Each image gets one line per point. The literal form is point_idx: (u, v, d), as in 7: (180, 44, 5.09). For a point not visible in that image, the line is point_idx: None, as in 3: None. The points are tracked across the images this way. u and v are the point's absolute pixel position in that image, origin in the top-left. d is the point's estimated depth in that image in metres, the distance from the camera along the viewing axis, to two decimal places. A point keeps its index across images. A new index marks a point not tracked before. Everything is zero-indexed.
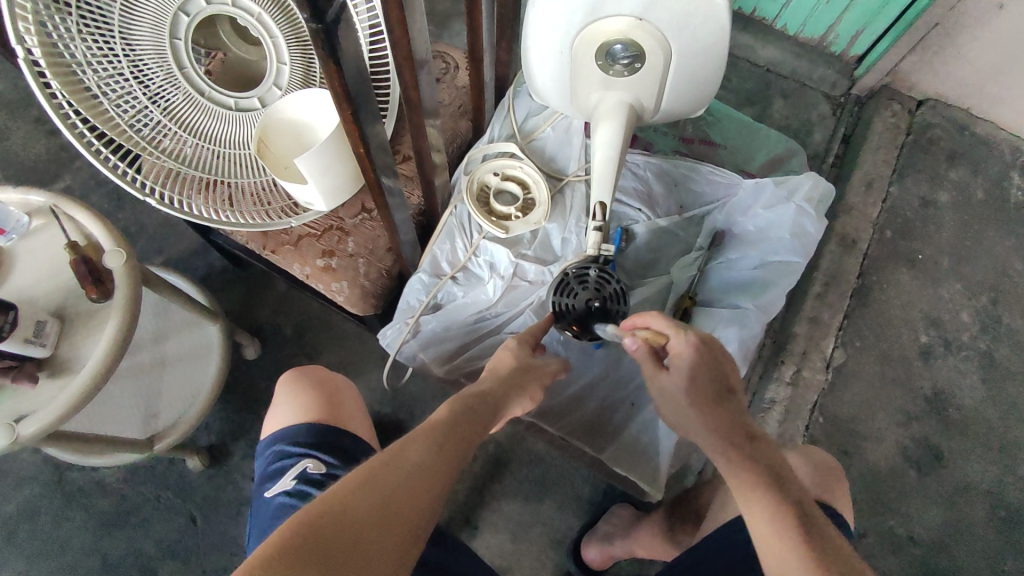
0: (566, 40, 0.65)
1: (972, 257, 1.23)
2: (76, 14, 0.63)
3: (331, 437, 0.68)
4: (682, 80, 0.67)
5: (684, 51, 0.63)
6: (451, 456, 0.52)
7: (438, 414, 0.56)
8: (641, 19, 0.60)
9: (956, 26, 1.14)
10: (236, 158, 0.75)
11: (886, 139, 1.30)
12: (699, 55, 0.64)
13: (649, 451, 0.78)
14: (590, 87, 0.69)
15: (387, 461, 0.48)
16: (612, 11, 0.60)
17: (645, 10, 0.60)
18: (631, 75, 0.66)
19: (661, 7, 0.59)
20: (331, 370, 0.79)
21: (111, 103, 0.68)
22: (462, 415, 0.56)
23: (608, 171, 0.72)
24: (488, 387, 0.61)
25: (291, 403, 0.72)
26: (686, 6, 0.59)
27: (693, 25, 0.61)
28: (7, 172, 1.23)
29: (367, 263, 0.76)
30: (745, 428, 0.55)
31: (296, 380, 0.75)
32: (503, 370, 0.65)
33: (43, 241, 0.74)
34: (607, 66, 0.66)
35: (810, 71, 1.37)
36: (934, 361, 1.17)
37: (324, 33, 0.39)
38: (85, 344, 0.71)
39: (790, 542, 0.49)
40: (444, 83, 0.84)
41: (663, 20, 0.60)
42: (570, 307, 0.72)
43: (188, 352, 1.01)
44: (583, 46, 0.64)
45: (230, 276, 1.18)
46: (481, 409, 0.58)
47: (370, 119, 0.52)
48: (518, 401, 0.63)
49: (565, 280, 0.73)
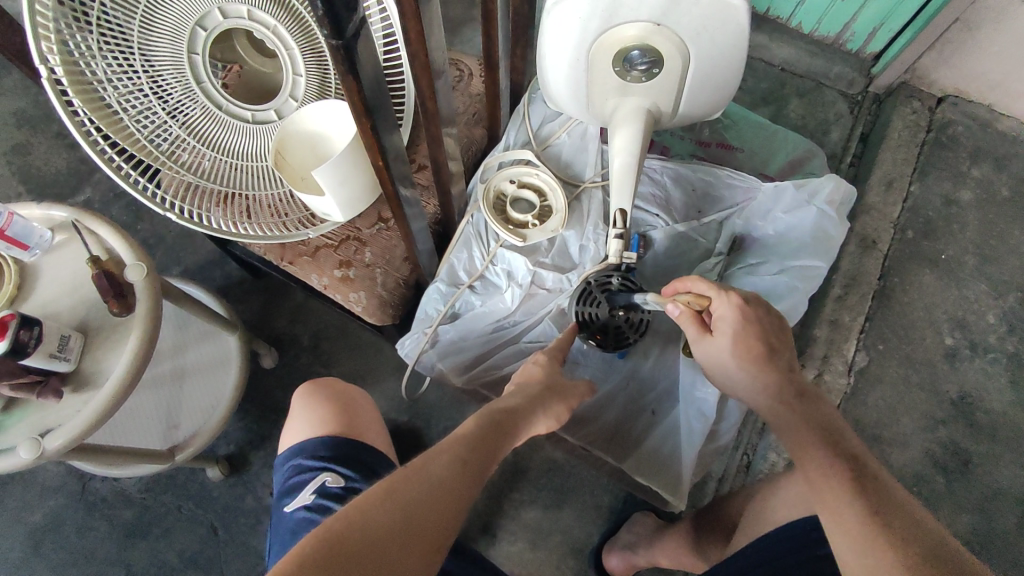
0: (582, 47, 0.64)
1: (997, 256, 1.21)
2: (97, 32, 0.64)
3: (349, 450, 0.68)
4: (702, 84, 0.67)
5: (703, 54, 0.63)
6: (473, 472, 0.51)
7: (463, 428, 0.56)
8: (659, 25, 0.60)
9: (977, 21, 1.12)
10: (253, 171, 0.75)
11: (905, 137, 1.29)
12: (719, 58, 0.63)
13: (671, 460, 0.75)
14: (607, 93, 0.69)
15: (408, 477, 0.48)
16: (628, 18, 0.60)
17: (663, 15, 0.59)
18: (649, 80, 0.66)
19: (680, 12, 0.58)
20: (346, 383, 0.79)
21: (130, 119, 0.69)
22: (485, 431, 0.56)
23: (626, 177, 0.71)
24: (515, 403, 0.61)
25: (309, 416, 0.72)
26: (705, 11, 0.58)
27: (712, 28, 0.60)
28: (28, 187, 1.24)
29: (384, 273, 0.77)
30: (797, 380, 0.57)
31: (314, 393, 0.75)
32: (528, 386, 0.65)
33: (66, 256, 0.75)
34: (625, 72, 0.65)
35: (826, 69, 1.36)
36: (960, 364, 1.14)
37: (344, 49, 0.38)
38: (107, 358, 0.71)
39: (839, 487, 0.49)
40: (459, 90, 0.85)
41: (681, 25, 0.59)
42: (593, 317, 0.73)
43: (208, 362, 1.02)
44: (600, 52, 0.64)
45: (247, 286, 1.19)
46: (504, 426, 0.58)
47: (388, 131, 0.51)
48: (540, 420, 0.62)
49: (588, 289, 0.73)
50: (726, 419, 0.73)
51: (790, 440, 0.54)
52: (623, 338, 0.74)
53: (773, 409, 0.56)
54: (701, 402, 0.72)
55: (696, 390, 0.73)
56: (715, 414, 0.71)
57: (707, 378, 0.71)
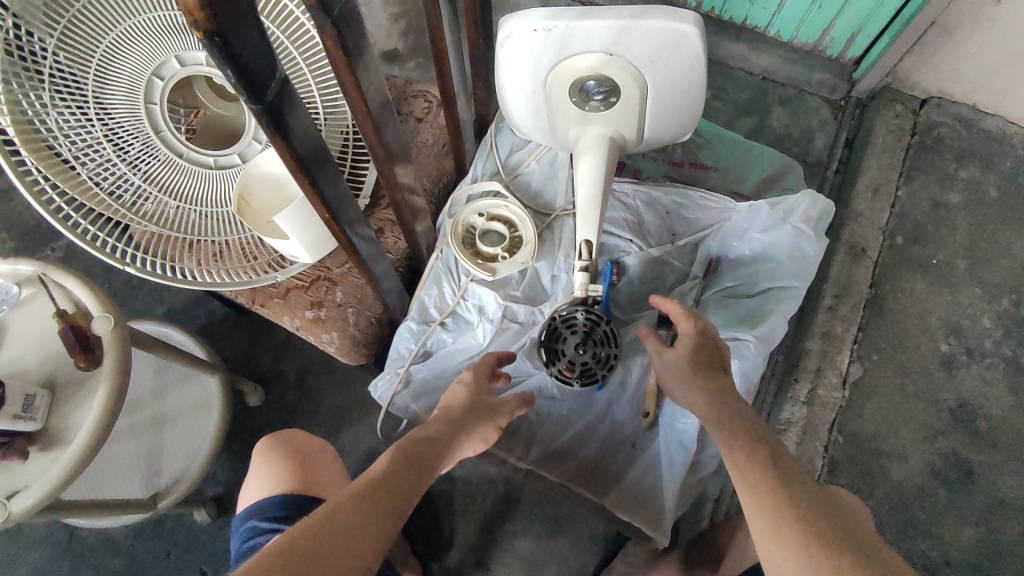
0: (538, 80, 0.63)
1: (989, 259, 1.19)
2: (49, 86, 0.64)
3: (301, 511, 0.66)
4: (664, 110, 0.65)
5: (660, 81, 0.61)
6: (384, 517, 0.50)
7: (377, 464, 0.55)
8: (610, 54, 0.59)
9: (954, 23, 1.12)
10: (217, 216, 0.74)
11: (890, 141, 1.27)
12: (678, 85, 0.62)
13: (652, 493, 0.74)
14: (568, 123, 0.68)
15: (316, 528, 0.46)
16: (579, 49, 0.59)
17: (614, 45, 0.58)
18: (609, 108, 0.65)
19: (630, 40, 0.57)
20: (303, 432, 0.76)
21: (89, 173, 0.68)
22: (401, 467, 0.55)
23: (591, 206, 0.69)
24: (434, 431, 0.60)
25: (263, 474, 0.70)
26: (656, 39, 0.57)
27: (666, 56, 0.58)
28: (12, 233, 1.24)
29: (356, 312, 0.77)
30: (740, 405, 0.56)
31: (268, 449, 0.73)
32: (451, 411, 0.64)
33: (31, 312, 0.74)
34: (582, 102, 0.64)
35: (807, 76, 1.34)
36: (957, 371, 1.12)
37: (266, 112, 0.38)
38: (76, 415, 0.70)
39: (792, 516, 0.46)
40: (427, 124, 0.85)
41: (634, 53, 0.58)
42: (560, 352, 0.72)
43: (189, 406, 1.00)
44: (556, 84, 0.63)
45: (230, 324, 1.17)
46: (422, 459, 0.57)
47: (333, 182, 0.50)
48: (464, 445, 0.62)
49: (552, 326, 0.71)
50: (709, 448, 0.71)
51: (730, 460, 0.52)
52: (591, 374, 0.72)
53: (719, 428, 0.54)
54: (680, 433, 0.70)
55: (674, 423, 0.71)
56: (696, 446, 0.69)
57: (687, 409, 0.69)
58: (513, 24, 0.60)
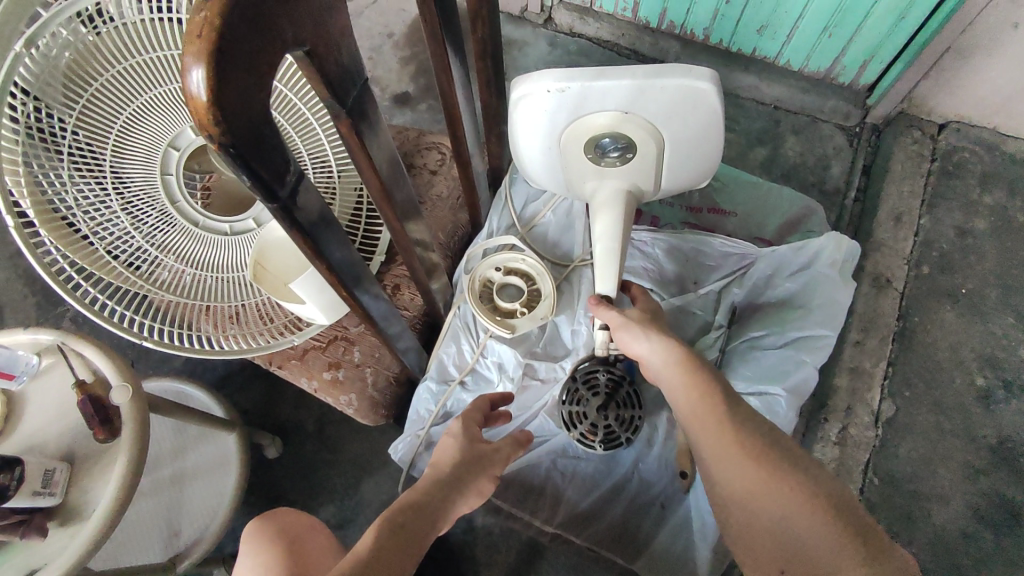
0: (552, 137, 0.62)
1: (1021, 287, 1.15)
2: (68, 163, 0.65)
3: None
4: (682, 161, 0.64)
5: (678, 136, 0.60)
6: None
7: (359, 544, 0.48)
8: (626, 112, 0.58)
9: (970, 47, 1.10)
10: (234, 282, 0.74)
11: (909, 168, 1.25)
12: (698, 140, 0.61)
13: (685, 557, 0.70)
14: (583, 179, 0.66)
15: None
16: (594, 107, 0.58)
17: (629, 104, 0.57)
18: (626, 166, 0.64)
19: (647, 99, 0.56)
20: (299, 511, 0.68)
21: (106, 247, 0.68)
22: (385, 544, 0.48)
23: (610, 260, 0.67)
24: (424, 493, 0.54)
25: (249, 566, 0.61)
26: (673, 97, 0.56)
27: (683, 111, 0.57)
28: (32, 289, 1.26)
29: (373, 372, 0.76)
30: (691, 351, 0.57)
31: (256, 533, 0.64)
32: (443, 468, 0.57)
33: (52, 382, 0.74)
34: (598, 159, 0.63)
35: (821, 104, 1.33)
36: (995, 406, 1.08)
37: (282, 209, 0.37)
38: (94, 488, 0.69)
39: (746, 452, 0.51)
40: (441, 176, 0.85)
41: (650, 110, 0.57)
42: (581, 415, 0.72)
43: (207, 464, 0.99)
44: (571, 141, 0.62)
45: (247, 375, 1.17)
46: (410, 530, 0.50)
47: (348, 257, 0.49)
48: (461, 503, 0.56)
49: (572, 386, 0.73)
50: None
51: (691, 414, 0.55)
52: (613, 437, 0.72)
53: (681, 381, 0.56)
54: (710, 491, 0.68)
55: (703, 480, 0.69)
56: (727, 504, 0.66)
57: None
58: (525, 85, 0.59)
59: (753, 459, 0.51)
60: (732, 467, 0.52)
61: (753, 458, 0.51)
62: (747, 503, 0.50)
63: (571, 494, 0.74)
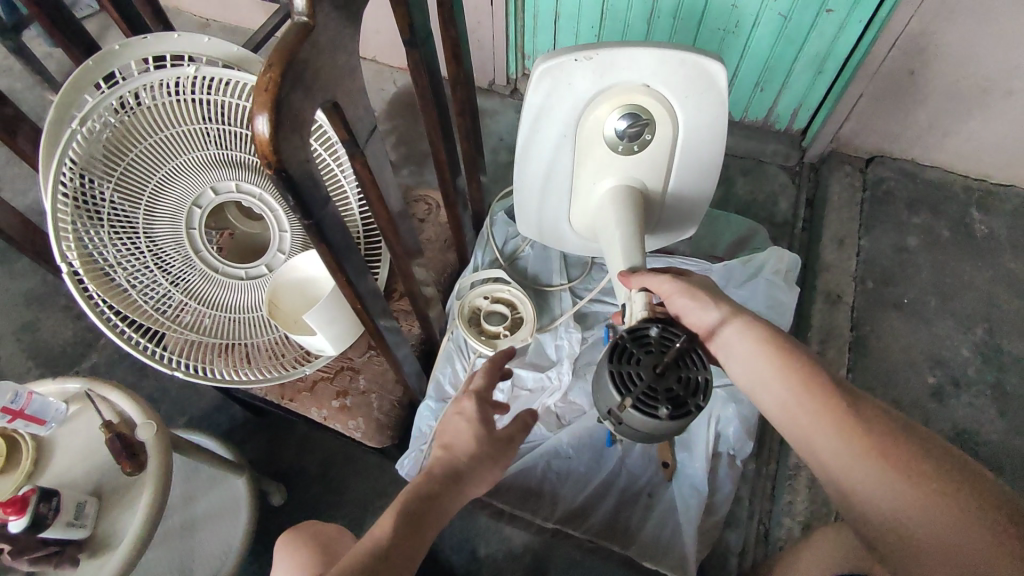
0: (578, 116, 0.72)
1: (956, 293, 1.28)
2: (108, 225, 0.74)
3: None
4: (687, 151, 0.76)
5: (688, 119, 0.73)
6: None
7: (376, 534, 0.52)
8: (647, 86, 0.70)
9: (878, 93, 1.27)
10: (249, 322, 0.82)
11: (846, 197, 1.40)
12: (701, 128, 0.74)
13: (673, 540, 0.77)
14: (601, 162, 0.76)
15: None
16: (621, 79, 0.69)
17: (652, 77, 0.69)
18: (640, 147, 0.74)
19: (667, 72, 0.69)
20: (326, 523, 0.74)
21: (139, 294, 0.77)
22: (398, 536, 0.52)
23: (628, 236, 0.75)
24: (437, 478, 0.57)
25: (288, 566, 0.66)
26: (688, 74, 0.69)
27: (695, 92, 0.70)
28: (39, 361, 1.30)
29: (379, 397, 0.83)
30: (786, 348, 0.61)
31: (289, 543, 0.70)
32: (457, 453, 0.58)
33: (80, 425, 0.80)
34: (615, 140, 0.73)
35: (763, 148, 1.50)
36: (948, 401, 1.17)
37: (315, 225, 0.48)
38: (122, 520, 0.74)
39: (866, 449, 0.54)
40: (430, 222, 0.96)
41: (667, 86, 0.70)
42: (633, 375, 0.56)
43: (217, 509, 1.03)
44: (595, 118, 0.72)
45: (251, 427, 1.22)
46: (421, 519, 0.54)
47: (363, 277, 0.59)
48: (475, 486, 0.58)
49: (620, 346, 0.58)
50: (720, 489, 0.78)
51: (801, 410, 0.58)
52: (680, 406, 0.55)
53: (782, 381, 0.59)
54: (691, 477, 0.79)
55: (686, 468, 0.80)
56: (707, 486, 0.77)
57: (694, 452, 0.79)
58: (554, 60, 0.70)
59: (871, 452, 0.54)
60: (854, 467, 0.54)
61: (876, 459, 0.53)
62: (877, 501, 0.53)
63: (565, 489, 0.81)
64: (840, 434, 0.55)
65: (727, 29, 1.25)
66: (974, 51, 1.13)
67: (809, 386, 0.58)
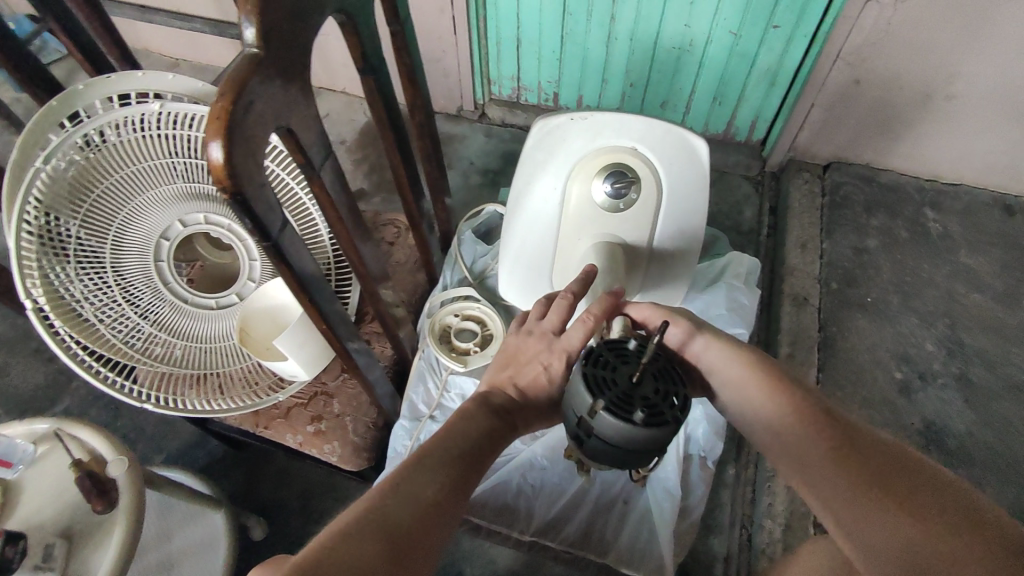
0: (568, 168, 0.78)
1: (916, 291, 1.33)
2: (74, 261, 0.74)
3: None
4: (670, 217, 0.80)
5: (672, 182, 0.77)
6: (457, 484, 0.52)
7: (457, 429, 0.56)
8: (635, 148, 0.76)
9: (828, 102, 1.32)
10: (221, 352, 0.83)
11: (806, 203, 1.44)
12: (683, 192, 0.78)
13: (648, 546, 0.78)
14: (584, 217, 0.79)
15: (388, 492, 0.48)
16: (610, 138, 0.76)
17: (640, 139, 0.75)
18: (625, 208, 0.77)
19: (654, 137, 0.75)
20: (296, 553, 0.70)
21: (107, 328, 0.77)
22: (481, 436, 0.56)
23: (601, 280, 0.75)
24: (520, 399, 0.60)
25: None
26: (673, 142, 0.75)
27: (678, 158, 0.76)
28: (8, 407, 1.28)
29: (353, 420, 0.83)
30: (774, 374, 0.58)
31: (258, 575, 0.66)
32: (529, 386, 0.60)
33: (48, 465, 0.79)
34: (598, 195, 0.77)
35: (725, 160, 1.54)
36: (916, 395, 1.20)
37: (273, 246, 0.49)
38: (93, 559, 0.73)
39: (851, 476, 0.49)
40: (399, 245, 0.97)
41: (654, 151, 0.76)
42: (607, 380, 0.50)
43: (194, 546, 1.01)
44: (582, 173, 0.77)
45: (228, 462, 1.20)
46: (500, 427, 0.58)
47: (327, 298, 0.60)
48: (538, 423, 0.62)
49: (592, 351, 0.52)
50: (693, 491, 0.82)
51: (786, 435, 0.54)
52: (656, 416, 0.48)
53: (769, 405, 0.56)
54: (665, 481, 0.81)
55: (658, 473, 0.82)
56: (680, 490, 0.80)
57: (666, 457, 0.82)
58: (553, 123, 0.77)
59: (859, 477, 0.49)
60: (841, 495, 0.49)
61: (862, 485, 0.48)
62: (863, 533, 0.46)
63: (539, 503, 0.82)
64: (828, 460, 0.51)
65: (682, 48, 1.30)
66: (912, 60, 1.19)
67: (795, 412, 0.55)
